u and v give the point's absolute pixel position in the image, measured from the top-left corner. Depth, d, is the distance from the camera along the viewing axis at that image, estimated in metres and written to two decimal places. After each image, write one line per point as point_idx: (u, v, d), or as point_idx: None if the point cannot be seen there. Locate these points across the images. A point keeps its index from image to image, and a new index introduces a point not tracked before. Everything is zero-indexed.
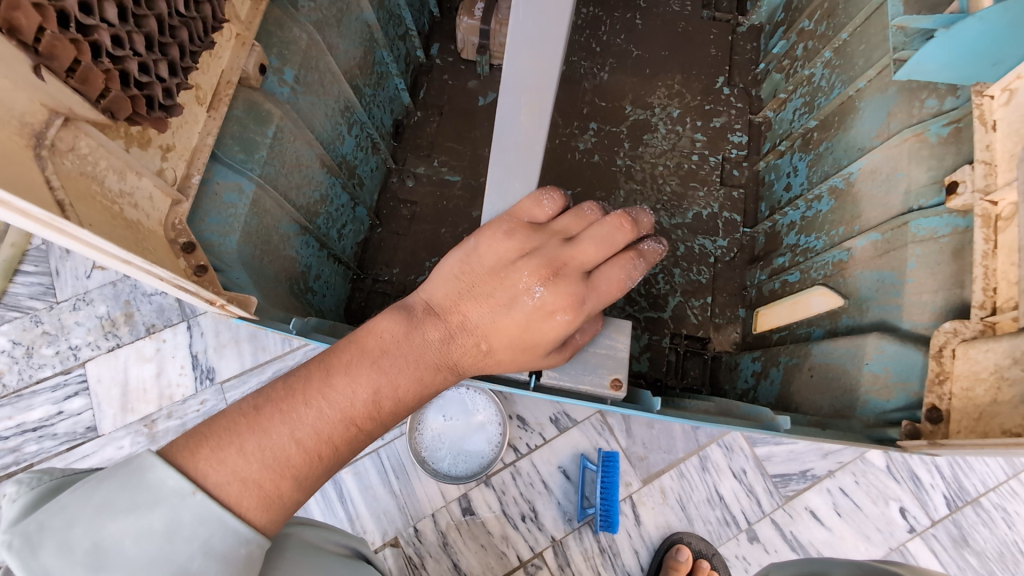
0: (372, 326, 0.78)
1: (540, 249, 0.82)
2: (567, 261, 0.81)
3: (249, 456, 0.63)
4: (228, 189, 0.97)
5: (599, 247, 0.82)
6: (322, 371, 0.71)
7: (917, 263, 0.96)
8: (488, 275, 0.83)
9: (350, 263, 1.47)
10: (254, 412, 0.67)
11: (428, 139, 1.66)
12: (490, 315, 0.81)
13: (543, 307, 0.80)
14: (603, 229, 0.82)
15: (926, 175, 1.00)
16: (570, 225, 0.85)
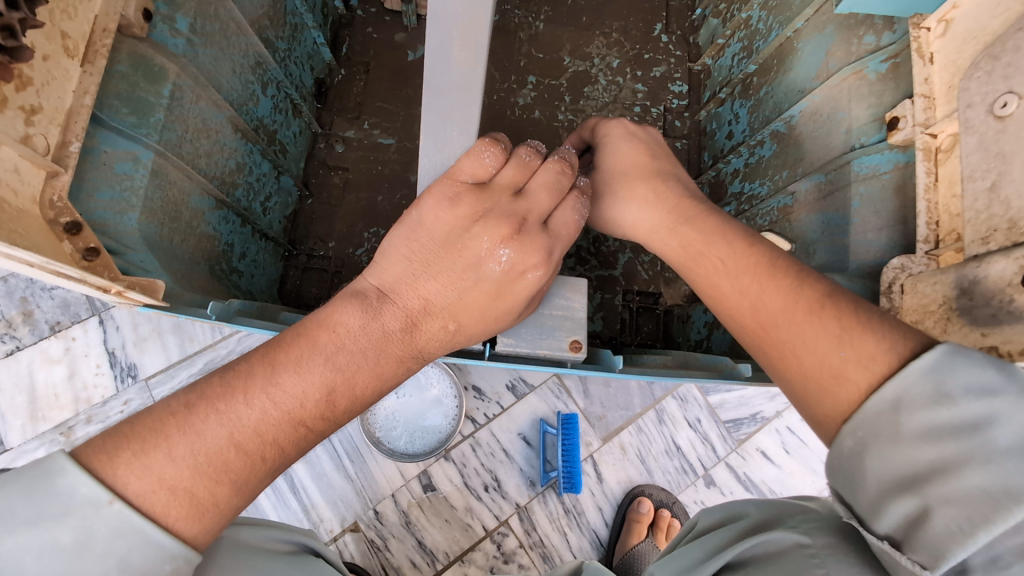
0: (325, 317, 0.70)
1: (492, 207, 0.74)
2: (526, 215, 0.74)
3: (179, 462, 0.56)
4: (120, 159, 0.84)
5: (547, 191, 0.76)
6: (267, 367, 0.64)
7: (861, 202, 0.97)
8: (441, 246, 0.74)
9: (279, 239, 1.35)
10: (185, 410, 0.59)
11: (355, 100, 1.53)
12: (449, 291, 0.74)
13: (507, 273, 0.74)
14: (546, 174, 0.76)
15: (867, 112, 1.00)
16: (513, 177, 0.75)
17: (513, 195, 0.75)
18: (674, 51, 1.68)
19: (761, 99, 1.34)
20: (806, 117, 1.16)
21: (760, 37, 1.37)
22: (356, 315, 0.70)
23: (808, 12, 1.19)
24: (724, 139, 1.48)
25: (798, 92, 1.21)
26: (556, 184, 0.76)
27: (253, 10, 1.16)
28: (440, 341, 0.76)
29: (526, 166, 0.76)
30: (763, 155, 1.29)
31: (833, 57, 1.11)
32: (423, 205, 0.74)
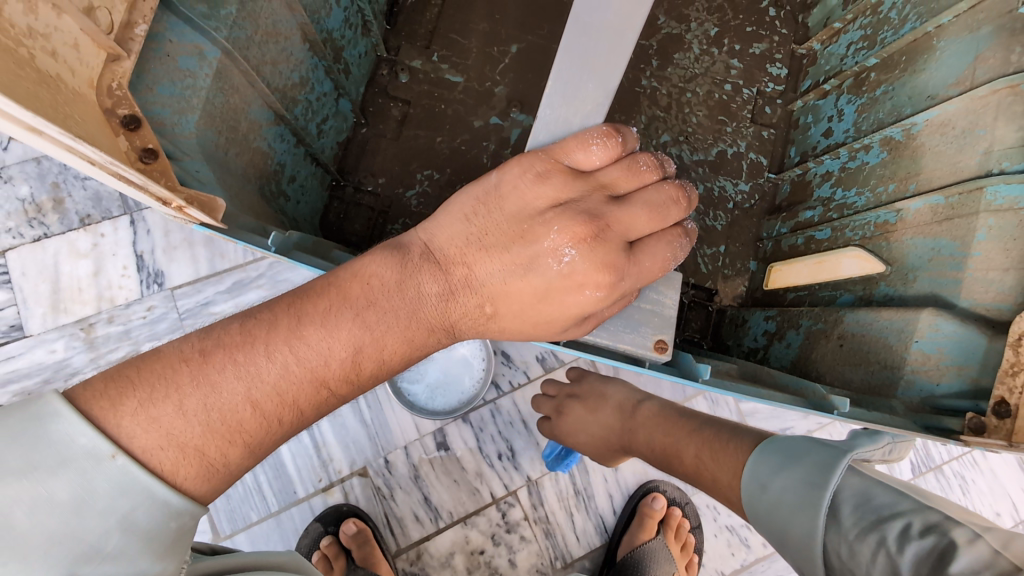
0: (360, 268, 0.70)
1: (578, 202, 0.71)
2: (610, 225, 0.71)
3: (191, 415, 0.58)
4: (185, 51, 0.75)
5: (650, 212, 0.73)
6: (295, 319, 0.64)
7: (988, 235, 0.86)
8: (509, 223, 0.73)
9: (328, 166, 1.26)
10: (201, 356, 0.60)
11: (428, 26, 1.41)
12: (498, 272, 0.72)
13: (564, 279, 0.71)
14: (659, 193, 0.73)
15: (1014, 135, 0.89)
16: (619, 181, 0.73)
17: (609, 201, 0.72)
18: (780, 28, 1.52)
19: (876, 98, 1.21)
20: (932, 128, 1.03)
21: (889, 27, 1.23)
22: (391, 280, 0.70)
23: (961, 7, 1.04)
24: (819, 137, 1.35)
25: (925, 98, 1.08)
26: (662, 210, 0.73)
27: None
28: (472, 322, 0.76)
29: (641, 178, 0.73)
30: (867, 161, 1.17)
31: (982, 64, 0.98)
32: (506, 175, 0.73)
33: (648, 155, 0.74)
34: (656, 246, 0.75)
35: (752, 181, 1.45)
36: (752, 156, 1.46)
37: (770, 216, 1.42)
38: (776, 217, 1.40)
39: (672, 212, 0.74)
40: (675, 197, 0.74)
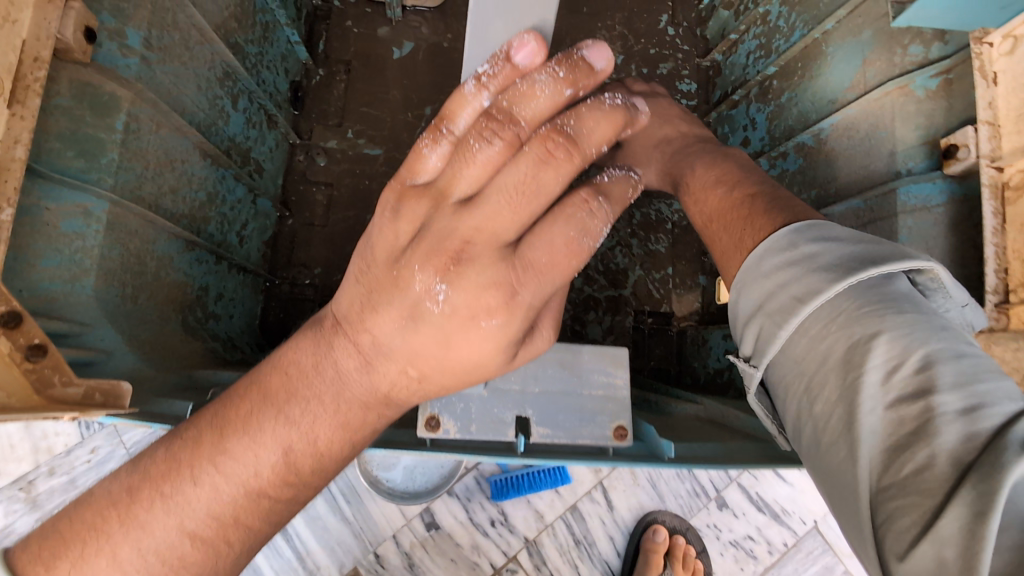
0: (280, 357, 0.62)
1: (432, 228, 0.54)
2: (468, 239, 0.52)
3: (127, 564, 0.54)
4: (67, 215, 0.69)
5: (513, 193, 0.51)
6: (220, 419, 0.59)
7: (910, 237, 0.89)
8: (379, 277, 0.57)
9: (258, 269, 1.21)
10: (128, 497, 0.57)
11: (336, 103, 1.38)
12: (393, 334, 0.57)
13: (450, 323, 0.54)
14: (516, 170, 0.51)
15: (914, 134, 0.91)
16: (467, 177, 0.53)
17: (462, 207, 0.53)
18: (681, 45, 1.56)
19: (782, 105, 1.24)
20: (839, 132, 1.06)
21: (782, 35, 1.27)
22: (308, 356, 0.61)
23: (841, 13, 1.09)
24: (739, 146, 1.38)
25: (828, 102, 1.11)
26: (522, 179, 0.51)
27: (218, 9, 0.98)
28: (405, 388, 0.61)
29: (489, 163, 0.52)
30: (787, 168, 1.20)
31: (871, 66, 1.01)
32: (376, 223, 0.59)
33: (511, 100, 0.53)
34: (559, 235, 0.54)
35: None
36: None
37: None
38: None
39: (540, 177, 0.51)
40: (543, 156, 0.51)
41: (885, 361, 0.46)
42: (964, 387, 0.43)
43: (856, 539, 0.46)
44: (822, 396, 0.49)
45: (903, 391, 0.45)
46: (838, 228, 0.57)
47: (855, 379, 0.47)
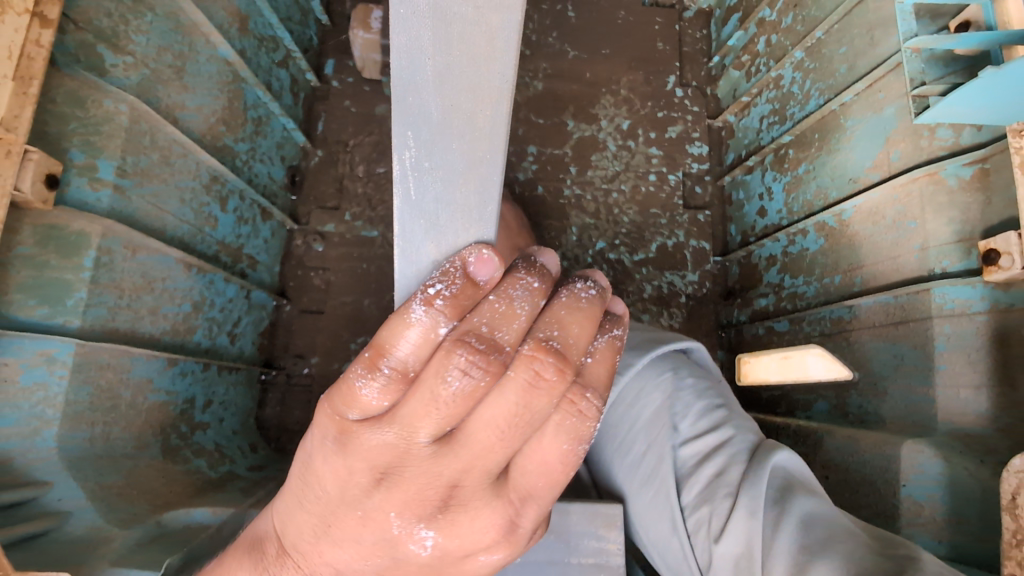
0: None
1: (411, 467, 0.48)
2: (457, 481, 0.48)
3: None
4: (28, 365, 0.67)
5: (487, 430, 0.47)
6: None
7: (948, 345, 0.79)
8: (341, 500, 0.50)
9: (253, 363, 1.18)
10: None
11: (335, 185, 1.36)
12: (358, 562, 0.54)
13: (447, 554, 0.53)
14: (497, 405, 0.46)
15: (946, 228, 0.82)
16: (434, 422, 0.45)
17: (350, 439, 0.48)
18: (691, 106, 1.50)
19: (800, 176, 1.15)
20: (862, 216, 0.97)
21: (795, 101, 1.20)
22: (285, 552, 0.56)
23: (859, 87, 1.00)
24: (755, 216, 1.30)
25: (848, 181, 1.02)
26: (511, 412, 0.46)
27: (202, 118, 0.97)
28: None
29: (466, 396, 0.44)
30: (807, 246, 1.10)
31: (894, 146, 0.92)
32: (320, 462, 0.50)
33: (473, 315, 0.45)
34: (536, 450, 0.51)
35: (700, 268, 1.40)
36: (694, 243, 1.41)
37: (727, 301, 1.36)
38: (733, 303, 1.34)
39: (532, 405, 0.46)
40: (536, 381, 0.46)
41: (663, 403, 0.76)
42: (713, 422, 0.73)
43: (681, 564, 0.68)
44: (632, 453, 0.76)
45: (683, 429, 0.73)
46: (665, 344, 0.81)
47: (636, 423, 0.77)
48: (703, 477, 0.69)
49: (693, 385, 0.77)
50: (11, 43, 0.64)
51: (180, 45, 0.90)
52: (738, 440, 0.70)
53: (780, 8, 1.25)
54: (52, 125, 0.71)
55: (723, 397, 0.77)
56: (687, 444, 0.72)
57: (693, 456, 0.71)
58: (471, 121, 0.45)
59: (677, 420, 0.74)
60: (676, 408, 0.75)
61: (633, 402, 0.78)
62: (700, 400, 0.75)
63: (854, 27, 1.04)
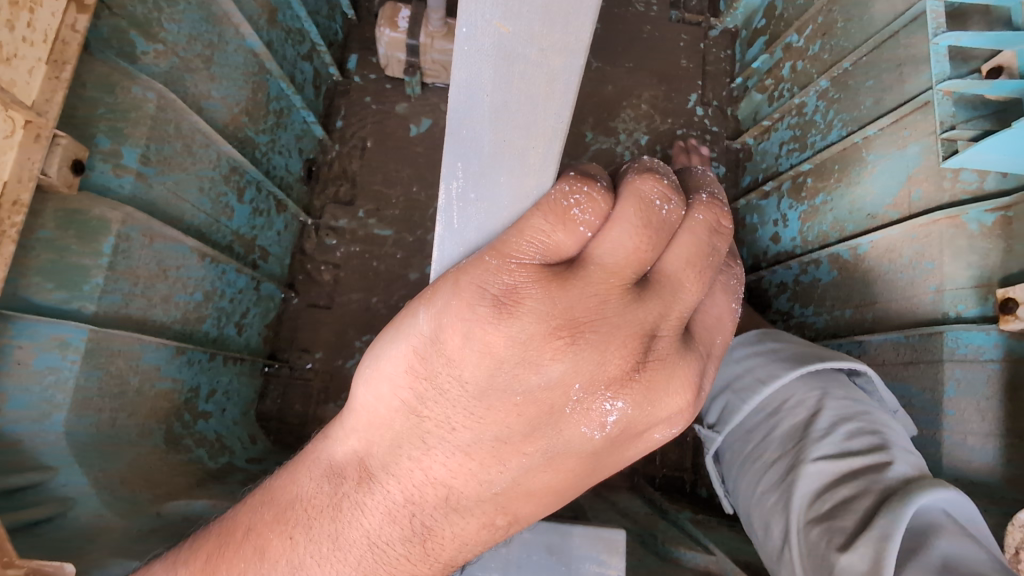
0: (276, 508, 0.52)
1: (605, 320, 0.44)
2: (659, 329, 0.46)
3: None
4: (42, 349, 0.67)
5: (684, 271, 0.46)
6: (272, 539, 0.51)
7: (958, 390, 0.79)
8: (487, 389, 0.46)
9: (257, 354, 1.17)
10: None
11: (351, 180, 1.36)
12: (483, 480, 0.49)
13: (621, 435, 0.49)
14: (682, 251, 0.46)
15: (965, 272, 0.82)
16: (638, 258, 0.43)
17: (559, 268, 0.44)
18: (710, 126, 1.50)
19: (817, 206, 1.15)
20: (878, 252, 0.97)
21: (817, 130, 1.19)
22: (335, 506, 0.50)
23: (884, 122, 1.00)
24: (768, 241, 1.30)
25: (866, 216, 1.02)
26: (690, 263, 0.46)
27: (227, 108, 0.97)
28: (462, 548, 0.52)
29: (631, 250, 0.43)
30: (819, 277, 1.10)
31: (916, 185, 0.92)
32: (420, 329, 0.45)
33: (647, 181, 0.43)
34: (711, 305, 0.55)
35: None
36: None
37: None
38: None
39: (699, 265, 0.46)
40: (703, 230, 0.46)
41: (808, 417, 0.76)
42: (869, 444, 0.68)
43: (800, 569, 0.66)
44: (775, 458, 0.76)
45: (825, 446, 0.71)
46: (785, 337, 0.89)
47: (777, 431, 0.78)
48: (835, 481, 0.67)
49: (842, 404, 0.74)
50: (47, 27, 0.63)
51: (210, 35, 0.90)
52: (902, 470, 0.64)
53: (808, 35, 1.25)
54: (80, 109, 0.70)
55: (887, 426, 0.72)
56: (831, 462, 0.69)
57: (831, 470, 0.68)
58: (522, 156, 0.41)
59: (820, 438, 0.72)
60: (821, 423, 0.73)
61: (794, 402, 0.78)
62: (846, 421, 0.72)
63: (883, 61, 1.04)
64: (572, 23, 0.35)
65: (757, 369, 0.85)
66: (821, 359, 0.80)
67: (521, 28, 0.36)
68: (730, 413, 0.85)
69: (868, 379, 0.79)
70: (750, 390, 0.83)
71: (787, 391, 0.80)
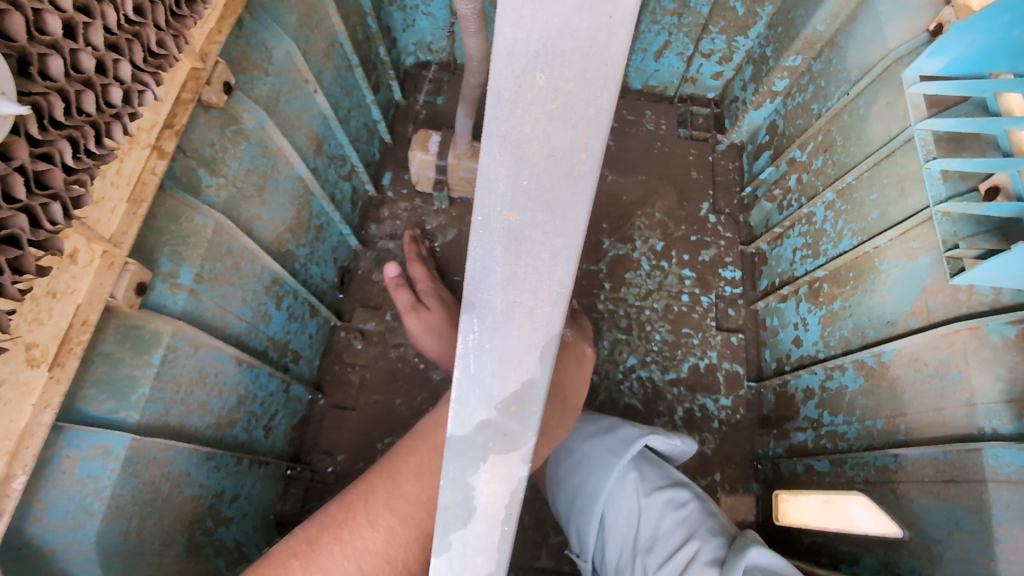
0: (417, 434, 0.66)
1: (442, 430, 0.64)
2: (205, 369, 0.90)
3: (343, 562, 0.62)
4: (86, 458, 0.71)
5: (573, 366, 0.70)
6: (374, 490, 0.64)
7: (1008, 514, 0.76)
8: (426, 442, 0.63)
9: (281, 457, 1.19)
10: (310, 544, 0.64)
11: (379, 286, 1.44)
12: (400, 505, 0.61)
13: (373, 497, 0.63)
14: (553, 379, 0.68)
15: (994, 385, 0.82)
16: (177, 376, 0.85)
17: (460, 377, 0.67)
18: (724, 232, 1.56)
19: (835, 312, 1.16)
20: (903, 360, 0.96)
21: (828, 238, 1.23)
22: (348, 511, 0.65)
23: (892, 233, 1.03)
24: (791, 344, 1.30)
25: (886, 323, 1.02)
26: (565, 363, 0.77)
27: (275, 228, 1.07)
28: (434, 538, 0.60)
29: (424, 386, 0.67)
30: (846, 384, 1.08)
31: (931, 295, 0.93)
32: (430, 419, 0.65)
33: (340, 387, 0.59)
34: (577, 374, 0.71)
35: (734, 393, 1.39)
36: (727, 365, 1.42)
37: (763, 430, 1.33)
38: (769, 433, 1.31)
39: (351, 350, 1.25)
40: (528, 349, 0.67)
41: (636, 524, 0.82)
42: (683, 532, 0.78)
43: None
44: (629, 573, 0.80)
45: (656, 553, 0.78)
46: (574, 430, 0.92)
47: (619, 534, 0.83)
48: (669, 573, 0.75)
49: (656, 500, 0.82)
50: (132, 172, 0.74)
51: (265, 167, 1.02)
52: (710, 548, 0.76)
53: (811, 150, 1.33)
54: (149, 238, 0.80)
55: (689, 498, 0.83)
56: (660, 564, 0.76)
57: (671, 566, 0.75)
58: (530, 317, 0.40)
59: (649, 543, 0.80)
60: (646, 525, 0.81)
61: (619, 510, 0.83)
62: (666, 512, 0.81)
63: (884, 177, 1.09)
64: (570, 211, 0.40)
65: (578, 485, 0.87)
66: (622, 450, 0.86)
67: (530, 160, 0.40)
68: (584, 537, 0.86)
69: (654, 440, 0.88)
70: (586, 506, 0.85)
71: (608, 501, 0.84)
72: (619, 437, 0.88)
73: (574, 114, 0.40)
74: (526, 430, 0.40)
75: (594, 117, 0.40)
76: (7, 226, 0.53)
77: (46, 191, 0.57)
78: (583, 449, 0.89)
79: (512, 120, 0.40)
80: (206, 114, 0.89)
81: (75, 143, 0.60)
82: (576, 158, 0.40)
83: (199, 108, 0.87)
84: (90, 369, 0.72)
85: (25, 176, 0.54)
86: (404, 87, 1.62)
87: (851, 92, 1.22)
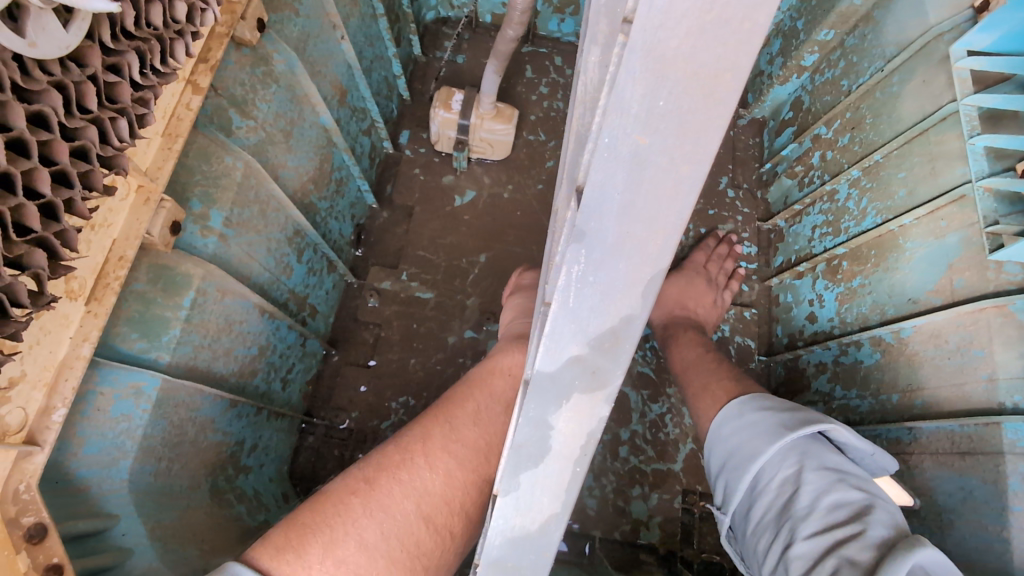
0: (470, 390, 0.77)
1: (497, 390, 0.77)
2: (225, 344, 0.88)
3: (402, 501, 0.63)
4: (119, 396, 0.70)
5: None
6: (434, 435, 0.70)
7: (1023, 484, 0.78)
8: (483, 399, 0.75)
9: (296, 411, 1.19)
10: (368, 483, 0.64)
11: (395, 246, 1.42)
12: (462, 449, 0.69)
13: (434, 441, 0.69)
14: None
15: (1017, 361, 0.84)
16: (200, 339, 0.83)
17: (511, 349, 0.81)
18: (741, 207, 1.56)
19: (854, 289, 1.17)
20: (923, 336, 0.97)
21: (851, 216, 1.23)
22: (405, 453, 0.67)
23: (920, 212, 1.03)
24: (805, 320, 1.31)
25: (907, 301, 1.03)
26: None
27: (299, 177, 1.05)
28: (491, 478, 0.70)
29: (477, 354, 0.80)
30: (861, 359, 1.10)
31: (957, 274, 0.94)
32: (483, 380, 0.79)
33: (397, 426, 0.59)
34: None
35: (744, 366, 1.41)
36: (738, 339, 1.43)
37: None
38: None
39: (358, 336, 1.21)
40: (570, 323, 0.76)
41: (791, 493, 0.72)
42: (849, 511, 0.66)
43: None
44: (765, 538, 0.73)
45: (809, 522, 0.69)
46: (769, 399, 0.84)
47: (766, 499, 0.75)
48: (819, 547, 0.66)
49: (821, 476, 0.71)
50: (167, 106, 0.71)
51: (292, 112, 0.99)
52: (879, 535, 0.63)
53: (837, 127, 1.32)
54: (180, 177, 0.78)
55: (869, 487, 0.70)
56: (813, 535, 0.67)
57: (821, 545, 0.66)
58: (637, 250, 0.34)
59: (804, 512, 0.70)
60: (803, 496, 0.71)
61: (774, 478, 0.75)
62: (828, 492, 0.69)
63: (915, 155, 1.09)
64: (705, 138, 0.30)
65: (739, 446, 0.81)
66: (795, 424, 0.76)
67: (668, 80, 0.28)
68: (731, 495, 0.79)
69: (839, 430, 0.74)
70: (740, 467, 0.78)
71: (766, 464, 0.76)
72: (796, 415, 0.77)
73: (734, 19, 0.26)
74: (615, 369, 0.38)
75: (757, 26, 0.26)
76: (79, 137, 0.55)
77: (115, 106, 0.59)
78: (760, 416, 0.81)
79: (655, 28, 0.27)
80: (237, 51, 0.85)
81: (143, 58, 0.61)
82: (723, 78, 0.28)
83: (230, 44, 0.84)
84: (120, 307, 0.71)
85: (99, 86, 0.56)
86: (424, 43, 1.58)
87: (885, 69, 1.20)
